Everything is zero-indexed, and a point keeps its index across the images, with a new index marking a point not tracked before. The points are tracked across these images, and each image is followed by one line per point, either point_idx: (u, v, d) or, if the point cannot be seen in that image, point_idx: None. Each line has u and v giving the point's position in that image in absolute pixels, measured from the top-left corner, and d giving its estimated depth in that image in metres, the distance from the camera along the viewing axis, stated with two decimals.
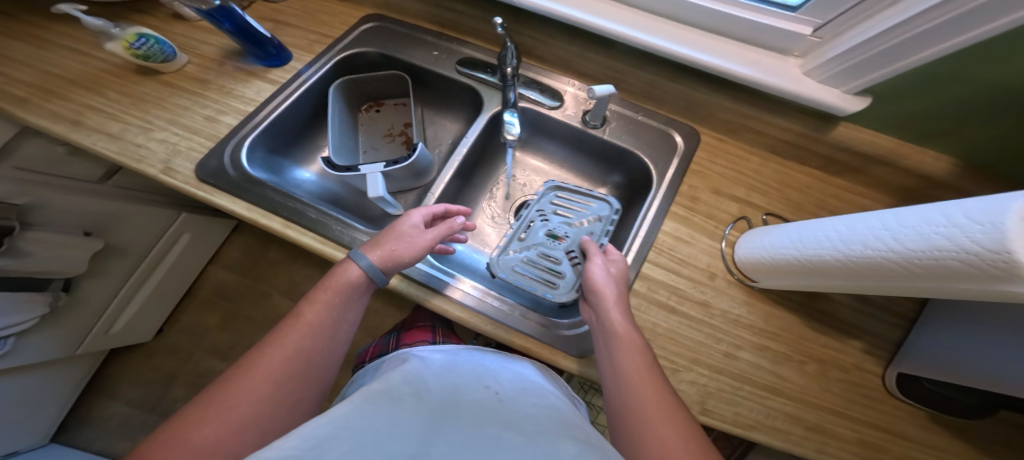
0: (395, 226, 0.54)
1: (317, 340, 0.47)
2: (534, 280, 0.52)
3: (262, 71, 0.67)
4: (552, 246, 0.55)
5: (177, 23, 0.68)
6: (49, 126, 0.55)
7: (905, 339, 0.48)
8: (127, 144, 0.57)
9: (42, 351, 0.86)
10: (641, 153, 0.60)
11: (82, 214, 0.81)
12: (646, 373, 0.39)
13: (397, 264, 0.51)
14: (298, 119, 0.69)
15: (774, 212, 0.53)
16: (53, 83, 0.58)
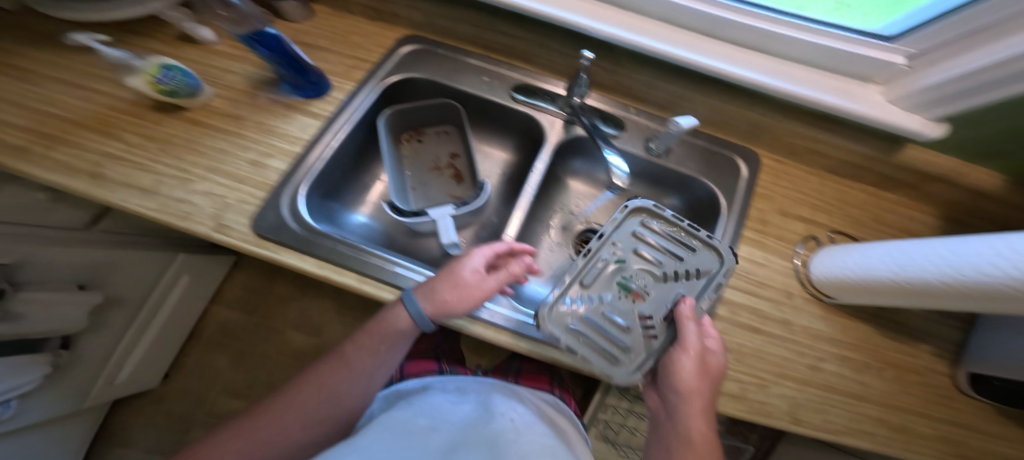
0: (454, 267, 0.48)
1: (355, 378, 0.47)
2: (591, 337, 0.45)
3: (301, 103, 0.59)
4: (624, 302, 0.47)
5: (187, 47, 0.55)
6: (62, 182, 0.45)
7: (965, 339, 0.52)
8: (166, 200, 0.48)
9: (37, 412, 0.84)
10: (707, 178, 0.56)
11: (71, 268, 0.73)
12: None
13: (448, 315, 0.46)
14: (345, 156, 0.62)
15: (842, 230, 0.49)
16: (50, 124, 0.46)
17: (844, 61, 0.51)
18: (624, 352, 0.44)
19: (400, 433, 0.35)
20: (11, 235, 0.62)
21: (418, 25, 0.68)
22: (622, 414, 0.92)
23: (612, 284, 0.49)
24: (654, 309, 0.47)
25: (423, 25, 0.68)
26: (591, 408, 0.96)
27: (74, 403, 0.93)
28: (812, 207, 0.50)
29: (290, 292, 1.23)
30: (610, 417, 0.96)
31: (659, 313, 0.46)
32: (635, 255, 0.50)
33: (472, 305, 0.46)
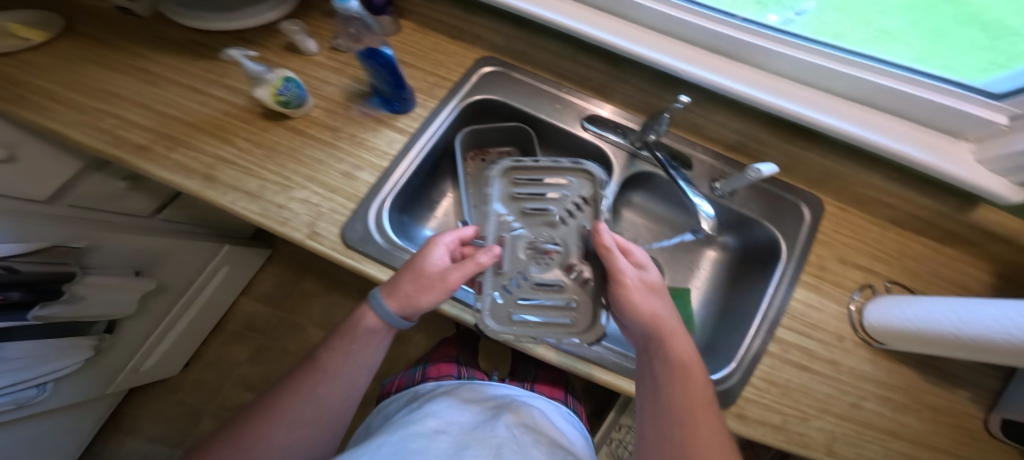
0: (413, 261, 0.43)
1: (337, 382, 0.44)
2: (544, 311, 0.44)
3: (388, 118, 0.58)
4: (545, 264, 0.47)
5: (291, 56, 0.58)
6: (182, 182, 0.47)
7: (1004, 389, 0.54)
8: (268, 205, 0.49)
9: (64, 396, 0.83)
10: (770, 224, 0.57)
11: (129, 255, 0.74)
12: (700, 409, 0.37)
13: (413, 309, 0.43)
14: (417, 174, 0.62)
15: (897, 280, 0.53)
16: (176, 128, 0.50)
17: (949, 117, 0.46)
18: (575, 315, 0.45)
19: (413, 442, 0.39)
20: (88, 222, 0.65)
21: (497, 48, 0.66)
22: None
23: (521, 253, 0.48)
24: (574, 255, 0.48)
25: (502, 48, 0.65)
26: (605, 425, 1.00)
27: (98, 388, 0.91)
28: (870, 256, 0.54)
29: (317, 290, 1.23)
30: (623, 436, 0.98)
31: (583, 258, 0.48)
32: (529, 218, 0.49)
33: (434, 299, 0.42)
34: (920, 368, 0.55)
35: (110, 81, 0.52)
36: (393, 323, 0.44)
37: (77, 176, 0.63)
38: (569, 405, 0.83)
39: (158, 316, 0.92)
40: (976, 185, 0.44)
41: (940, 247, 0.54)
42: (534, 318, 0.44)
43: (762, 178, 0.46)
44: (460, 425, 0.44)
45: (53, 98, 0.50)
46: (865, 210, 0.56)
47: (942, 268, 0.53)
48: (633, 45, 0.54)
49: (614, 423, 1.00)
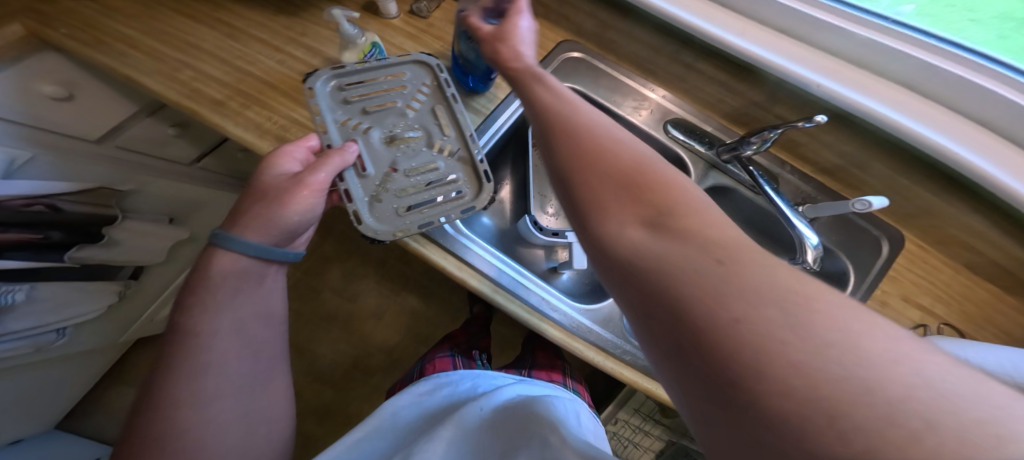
0: (263, 181, 0.39)
1: (228, 346, 0.36)
2: (423, 192, 0.44)
3: (465, 98, 0.56)
4: (410, 152, 0.45)
5: (369, 18, 0.54)
6: (255, 142, 0.45)
7: None
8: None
9: (84, 339, 0.82)
10: (844, 256, 0.58)
11: (167, 201, 0.72)
12: (566, 107, 0.34)
13: (278, 228, 0.39)
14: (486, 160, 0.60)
15: (951, 323, 0.53)
16: (250, 85, 0.47)
17: None
18: (455, 184, 0.45)
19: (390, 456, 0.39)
20: (129, 163, 0.62)
21: (583, 32, 0.62)
22: (630, 428, 1.02)
23: (379, 146, 0.45)
24: (434, 132, 0.47)
25: (589, 33, 0.61)
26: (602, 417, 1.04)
27: (114, 335, 0.91)
28: (934, 297, 0.54)
29: (339, 253, 1.23)
30: (617, 429, 1.04)
31: (447, 134, 0.47)
32: (372, 115, 0.45)
33: (308, 203, 0.39)
34: None
35: (179, 27, 0.49)
36: (262, 253, 0.38)
37: (129, 120, 0.59)
38: (569, 385, 0.82)
39: (180, 264, 0.90)
40: None
41: (1003, 296, 0.55)
42: (424, 204, 0.44)
43: (871, 209, 0.45)
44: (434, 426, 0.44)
45: (125, 41, 0.48)
46: (944, 251, 0.56)
47: (1001, 316, 0.54)
48: (757, 47, 0.51)
49: (614, 419, 1.03)
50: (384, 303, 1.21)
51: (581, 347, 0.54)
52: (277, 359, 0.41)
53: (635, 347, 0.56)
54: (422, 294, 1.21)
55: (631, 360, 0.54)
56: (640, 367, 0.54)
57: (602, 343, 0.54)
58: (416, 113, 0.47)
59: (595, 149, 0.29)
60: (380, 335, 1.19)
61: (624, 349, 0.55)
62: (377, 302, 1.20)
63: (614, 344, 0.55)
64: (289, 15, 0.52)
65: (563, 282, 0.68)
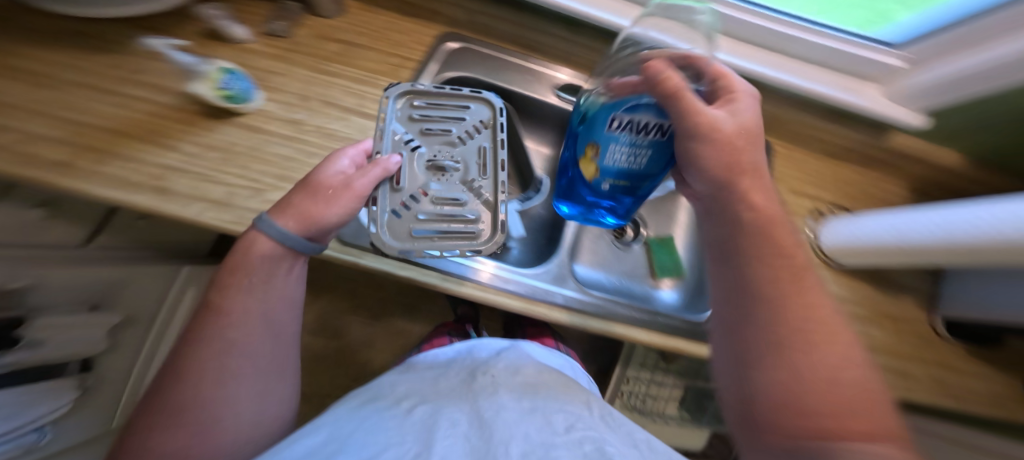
0: (319, 173, 0.45)
1: (252, 328, 0.42)
2: (439, 221, 0.49)
3: (355, 107, 0.55)
4: (443, 181, 0.51)
5: (222, 46, 0.53)
6: (128, 197, 0.43)
7: (938, 288, 0.63)
8: (244, 213, 0.45)
9: (66, 438, 0.76)
10: None
11: (77, 290, 0.70)
12: (767, 250, 0.38)
13: (318, 229, 0.43)
14: None
15: (839, 204, 0.61)
16: (95, 137, 0.44)
17: (862, 61, 0.63)
18: (468, 224, 0.50)
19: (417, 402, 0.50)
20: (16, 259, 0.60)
21: (458, 22, 0.66)
22: (642, 383, 1.20)
23: (420, 169, 0.51)
24: (474, 171, 0.52)
25: (463, 22, 0.66)
26: (615, 381, 1.22)
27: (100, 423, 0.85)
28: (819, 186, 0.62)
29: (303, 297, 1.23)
30: (630, 388, 1.21)
31: (485, 177, 0.52)
32: (430, 137, 0.53)
33: (347, 207, 0.44)
34: (869, 280, 0.63)
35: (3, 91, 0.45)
36: (296, 247, 0.43)
37: None
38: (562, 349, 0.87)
39: (131, 349, 0.86)
40: (886, 114, 0.60)
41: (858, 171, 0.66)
42: (427, 233, 0.48)
43: None
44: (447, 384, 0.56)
45: None
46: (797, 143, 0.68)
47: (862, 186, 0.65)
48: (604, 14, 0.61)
49: (621, 377, 1.22)
50: (371, 332, 1.23)
51: (545, 310, 0.57)
52: (287, 343, 0.46)
53: (592, 296, 0.60)
54: (405, 311, 1.26)
55: (575, 307, 0.58)
56: (599, 313, 0.58)
57: (559, 300, 0.58)
58: (465, 147, 0.54)
59: (773, 291, 0.36)
60: (380, 361, 1.22)
61: (584, 301, 0.59)
62: (359, 332, 1.23)
63: (577, 300, 0.59)
64: (129, 56, 0.50)
65: (514, 256, 0.69)
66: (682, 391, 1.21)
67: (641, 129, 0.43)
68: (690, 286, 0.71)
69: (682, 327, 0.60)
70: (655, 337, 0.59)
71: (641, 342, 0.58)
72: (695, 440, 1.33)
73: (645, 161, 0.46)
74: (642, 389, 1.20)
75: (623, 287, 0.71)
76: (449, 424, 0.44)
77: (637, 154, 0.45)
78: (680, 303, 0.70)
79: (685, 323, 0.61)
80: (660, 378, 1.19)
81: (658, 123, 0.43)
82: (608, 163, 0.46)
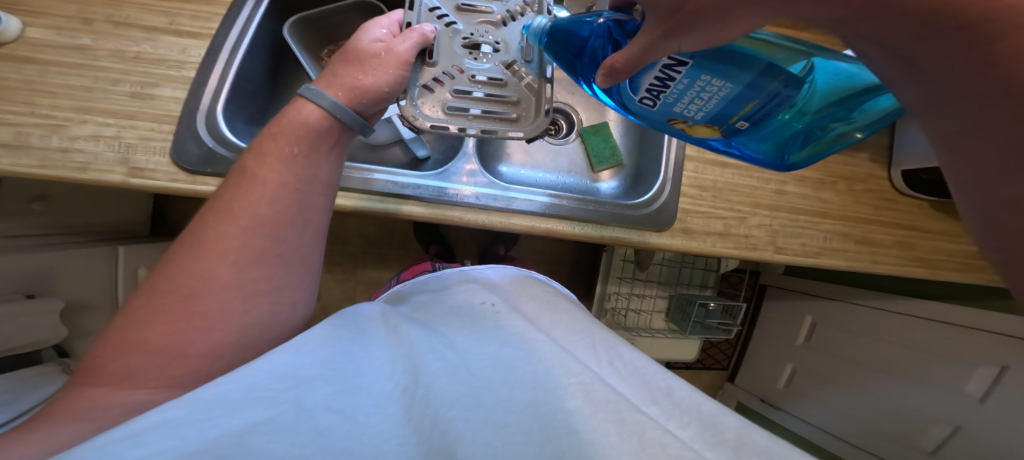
0: (359, 41, 0.45)
1: (282, 206, 0.39)
2: (485, 104, 0.48)
3: (165, 24, 0.54)
4: (480, 60, 0.50)
5: None
6: None
7: (892, 141, 0.60)
8: (48, 153, 0.45)
9: None
10: None
11: (17, 276, 0.71)
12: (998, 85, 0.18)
13: (369, 98, 0.44)
14: (254, 77, 0.61)
15: None
16: None
17: None
18: (515, 107, 0.49)
19: (420, 332, 0.42)
20: None
21: None
22: (624, 297, 1.14)
23: (458, 48, 0.49)
24: (515, 53, 0.50)
25: None
26: (598, 298, 1.16)
27: None
28: None
29: None
30: (616, 304, 1.15)
31: (527, 59, 0.50)
32: (464, 11, 0.51)
33: (394, 73, 0.44)
34: None
35: None
36: (347, 121, 0.42)
37: None
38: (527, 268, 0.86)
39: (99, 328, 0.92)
40: None
41: None
42: (478, 111, 0.48)
43: None
44: (456, 307, 0.48)
45: None
46: None
47: None
48: None
49: (604, 295, 1.15)
50: (348, 287, 1.20)
51: (464, 215, 0.51)
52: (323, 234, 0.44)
53: (518, 193, 0.52)
54: (376, 261, 1.21)
55: (522, 210, 0.51)
56: (537, 212, 0.52)
57: (491, 202, 0.51)
58: (507, 27, 0.51)
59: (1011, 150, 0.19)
60: None
61: (521, 203, 0.51)
62: (339, 291, 1.19)
63: (524, 203, 0.51)
64: None
65: (433, 167, 0.59)
66: (665, 301, 1.17)
67: (668, 80, 0.35)
68: (630, 172, 0.62)
69: (623, 215, 0.53)
70: (600, 230, 0.53)
71: (576, 236, 0.53)
72: (691, 358, 1.24)
73: (733, 88, 0.35)
74: (627, 305, 1.14)
75: (562, 185, 0.61)
76: (446, 351, 0.38)
77: (709, 90, 0.35)
78: (621, 191, 0.62)
79: (630, 211, 0.53)
80: (646, 291, 1.15)
81: (667, 68, 0.34)
82: (708, 112, 0.37)
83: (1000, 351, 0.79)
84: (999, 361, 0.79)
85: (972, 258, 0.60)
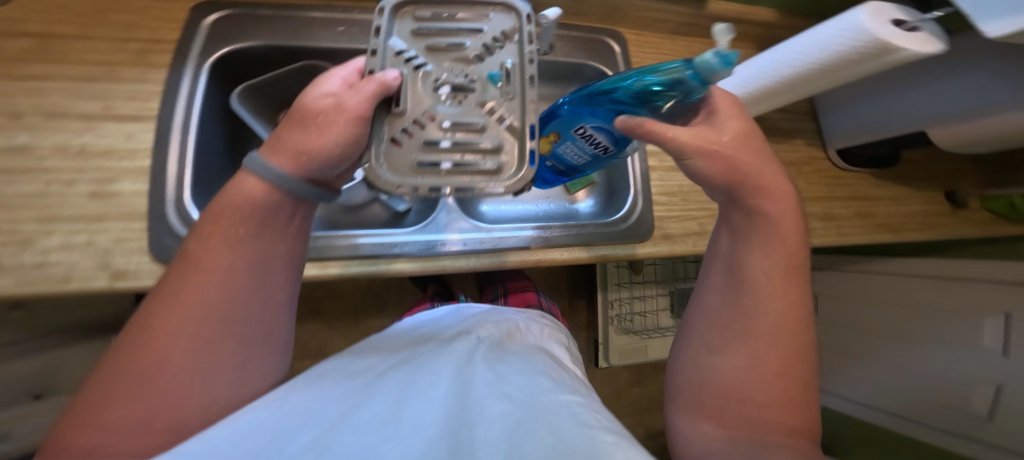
0: (305, 103, 0.40)
1: (236, 290, 0.37)
2: (460, 156, 0.40)
3: (102, 111, 0.49)
4: (454, 103, 0.42)
5: None
6: None
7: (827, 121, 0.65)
8: (23, 270, 0.43)
9: None
10: (594, 61, 0.64)
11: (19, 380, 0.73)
12: (769, 284, 0.37)
13: (320, 164, 0.40)
14: (210, 155, 0.59)
15: None
16: None
17: None
18: (495, 156, 0.41)
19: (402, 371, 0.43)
20: None
21: None
22: (626, 302, 1.15)
23: (429, 92, 0.42)
24: (494, 90, 0.43)
25: None
26: (602, 309, 1.15)
27: None
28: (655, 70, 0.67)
29: None
30: (620, 311, 1.15)
31: (508, 97, 0.42)
32: (435, 50, 0.43)
33: (343, 131, 0.38)
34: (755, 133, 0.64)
35: None
36: (295, 192, 0.40)
37: None
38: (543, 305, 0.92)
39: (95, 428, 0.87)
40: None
41: (709, 41, 0.71)
42: (450, 166, 0.40)
43: (550, 23, 0.53)
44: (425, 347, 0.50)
45: None
46: (653, 29, 0.68)
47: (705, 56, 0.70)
48: None
49: (606, 303, 1.15)
50: (349, 338, 1.20)
51: (449, 262, 0.52)
52: (285, 301, 0.43)
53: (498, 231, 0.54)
54: (373, 308, 1.21)
55: (507, 245, 0.53)
56: (524, 244, 0.53)
57: (477, 244, 0.53)
58: (486, 60, 0.43)
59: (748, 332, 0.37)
60: None
61: (508, 240, 0.54)
62: (343, 344, 1.18)
63: (505, 239, 0.54)
64: None
65: (413, 219, 0.61)
66: (667, 299, 1.19)
67: (596, 141, 0.49)
68: (604, 188, 0.65)
69: (603, 233, 0.55)
70: (585, 252, 0.55)
71: (565, 260, 0.54)
72: None
73: (584, 163, 0.54)
74: (631, 309, 1.15)
75: (543, 213, 0.64)
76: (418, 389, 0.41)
77: (585, 149, 0.51)
78: (599, 208, 0.64)
79: (608, 229, 0.55)
80: (646, 292, 1.17)
81: (606, 145, 0.49)
82: (568, 153, 0.53)
83: (999, 300, 0.83)
84: (1002, 309, 0.82)
85: (928, 216, 0.69)
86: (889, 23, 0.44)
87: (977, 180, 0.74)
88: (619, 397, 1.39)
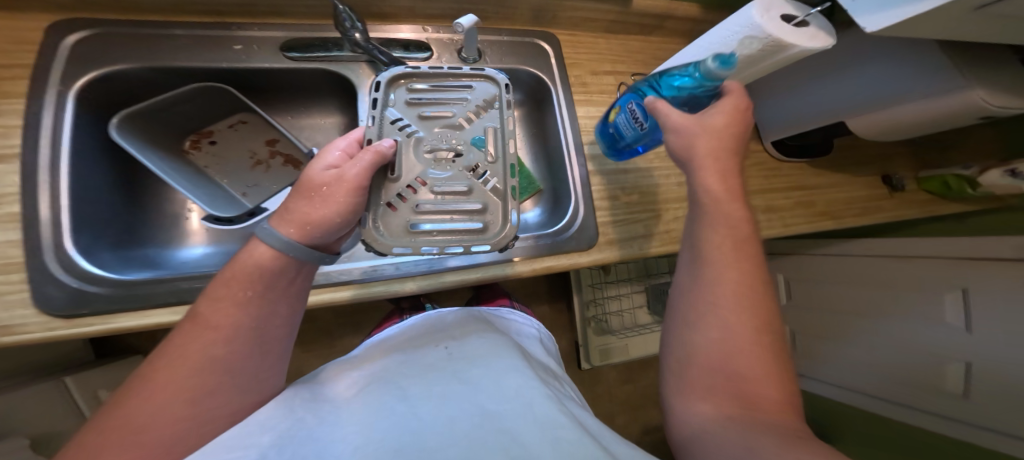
0: (308, 175, 0.40)
1: (240, 348, 0.35)
2: (450, 216, 0.48)
3: None
4: (442, 168, 0.49)
5: None
6: None
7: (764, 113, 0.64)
8: None
9: None
10: (526, 66, 0.63)
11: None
12: (730, 250, 0.42)
13: (324, 232, 0.39)
14: (95, 197, 0.50)
15: (638, 72, 0.69)
16: None
17: None
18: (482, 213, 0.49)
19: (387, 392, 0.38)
20: None
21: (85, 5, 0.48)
22: (600, 303, 1.14)
23: (421, 158, 0.49)
24: (477, 154, 0.51)
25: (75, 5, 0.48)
26: (578, 311, 1.14)
27: None
28: (592, 70, 0.66)
29: None
30: (596, 311, 1.14)
31: (490, 160, 0.51)
32: (426, 119, 0.51)
33: (346, 202, 0.40)
34: None
35: None
36: (300, 258, 0.38)
37: None
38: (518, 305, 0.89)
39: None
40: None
41: (643, 38, 0.71)
42: (443, 226, 0.47)
43: (467, 30, 0.53)
44: (418, 356, 0.45)
45: None
46: (586, 29, 0.68)
47: (640, 52, 0.70)
48: None
49: (582, 305, 1.14)
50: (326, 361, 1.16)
51: (386, 288, 0.51)
52: (285, 353, 0.41)
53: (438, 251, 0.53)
54: (347, 329, 1.18)
55: (451, 265, 0.52)
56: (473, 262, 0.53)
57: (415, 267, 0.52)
58: (470, 128, 0.52)
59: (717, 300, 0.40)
60: None
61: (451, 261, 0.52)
62: (321, 367, 1.15)
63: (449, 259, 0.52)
64: None
65: None
66: (643, 295, 1.19)
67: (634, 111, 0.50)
68: (550, 195, 0.64)
69: (545, 244, 0.54)
70: (530, 264, 0.53)
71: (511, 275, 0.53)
72: None
73: (627, 136, 0.53)
74: (607, 310, 1.14)
75: None
76: (398, 402, 0.37)
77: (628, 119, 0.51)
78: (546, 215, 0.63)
79: (550, 238, 0.54)
80: (620, 291, 1.17)
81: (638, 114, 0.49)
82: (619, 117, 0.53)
83: (958, 276, 0.84)
84: (959, 285, 0.84)
85: (868, 200, 0.71)
86: (779, 18, 0.45)
87: (908, 164, 0.77)
88: (610, 396, 1.38)
